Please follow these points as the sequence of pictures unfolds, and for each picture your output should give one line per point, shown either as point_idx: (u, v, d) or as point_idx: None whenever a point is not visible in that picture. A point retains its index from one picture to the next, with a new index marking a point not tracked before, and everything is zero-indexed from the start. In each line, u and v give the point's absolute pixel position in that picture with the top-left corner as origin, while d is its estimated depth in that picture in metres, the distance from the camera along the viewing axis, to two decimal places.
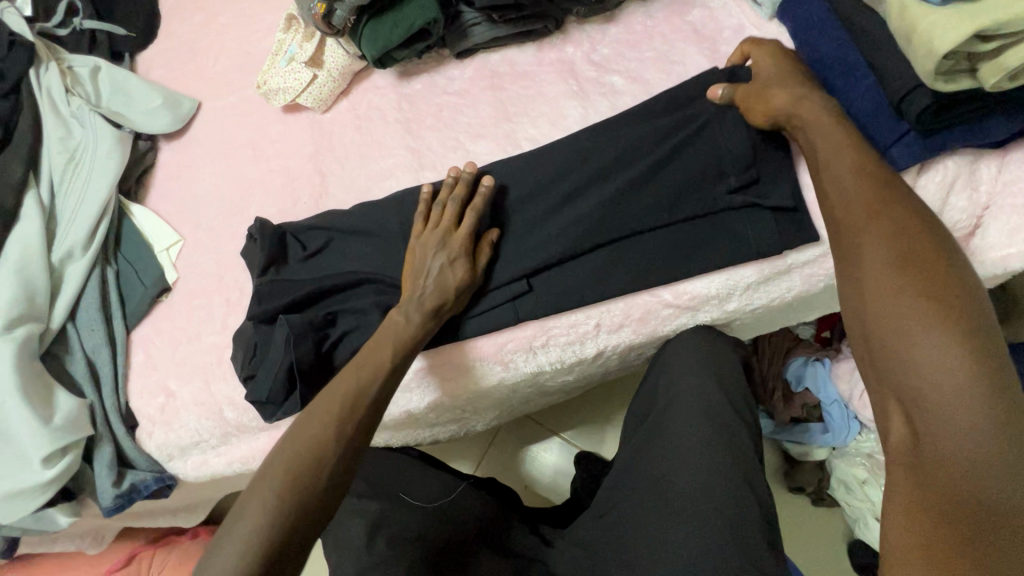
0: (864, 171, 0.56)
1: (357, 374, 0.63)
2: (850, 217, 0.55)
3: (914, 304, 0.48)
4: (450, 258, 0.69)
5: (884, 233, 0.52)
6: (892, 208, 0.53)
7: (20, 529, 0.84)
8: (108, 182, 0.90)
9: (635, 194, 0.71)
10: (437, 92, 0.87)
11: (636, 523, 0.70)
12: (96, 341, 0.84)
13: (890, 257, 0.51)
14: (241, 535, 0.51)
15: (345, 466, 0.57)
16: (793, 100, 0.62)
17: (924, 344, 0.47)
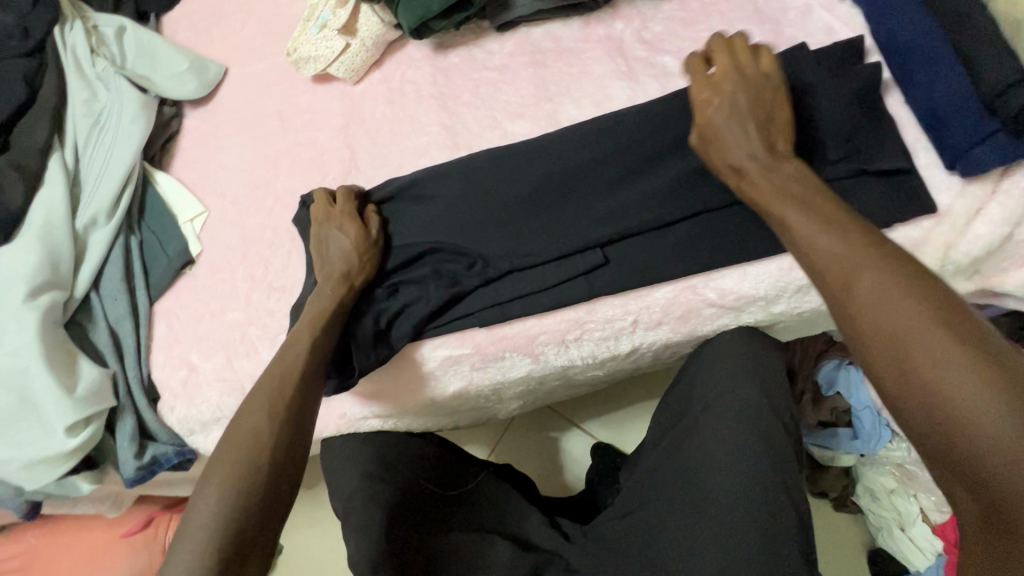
0: (829, 220, 0.49)
1: (286, 356, 0.65)
2: (841, 274, 0.45)
3: (949, 364, 0.38)
4: (341, 228, 0.72)
5: (883, 283, 0.43)
6: (875, 254, 0.45)
7: (44, 493, 0.84)
8: (133, 148, 0.88)
9: (698, 177, 0.67)
10: (475, 67, 0.83)
11: (666, 524, 0.69)
12: (119, 311, 0.82)
13: (902, 312, 0.41)
14: (197, 523, 0.52)
15: (289, 438, 0.60)
16: (734, 161, 0.57)
17: (978, 412, 0.36)
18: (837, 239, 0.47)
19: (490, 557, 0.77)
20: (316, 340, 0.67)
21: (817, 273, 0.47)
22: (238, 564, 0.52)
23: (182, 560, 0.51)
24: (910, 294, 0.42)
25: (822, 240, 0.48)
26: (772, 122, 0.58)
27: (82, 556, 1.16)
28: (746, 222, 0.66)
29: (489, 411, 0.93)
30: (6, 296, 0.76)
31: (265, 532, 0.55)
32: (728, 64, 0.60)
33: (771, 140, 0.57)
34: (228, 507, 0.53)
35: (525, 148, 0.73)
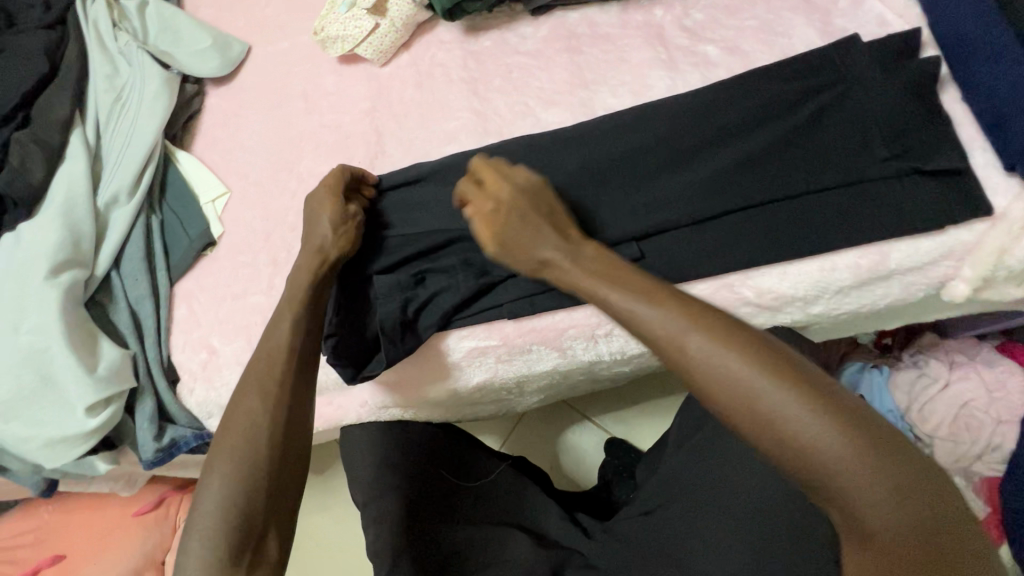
0: (643, 288, 0.50)
1: (271, 339, 0.62)
2: (672, 343, 0.46)
3: (784, 408, 0.41)
4: (318, 203, 0.70)
5: (707, 344, 0.44)
6: (689, 313, 0.46)
7: (61, 472, 0.84)
8: (155, 125, 0.86)
9: (744, 170, 0.65)
10: (508, 51, 0.81)
11: (693, 528, 0.68)
12: (140, 291, 0.81)
13: (731, 369, 0.43)
14: (205, 511, 0.52)
15: (287, 418, 0.57)
16: (537, 258, 0.59)
17: (820, 443, 0.40)
18: (658, 308, 0.48)
19: (510, 552, 0.75)
20: (299, 318, 0.63)
21: (653, 345, 0.48)
22: (254, 546, 0.52)
23: (195, 548, 0.50)
24: (729, 348, 0.44)
25: (647, 313, 0.48)
26: (555, 217, 0.60)
27: (93, 534, 1.16)
28: (790, 219, 0.63)
29: (508, 404, 0.91)
30: (28, 272, 0.75)
31: (277, 513, 0.54)
32: (495, 174, 0.63)
33: (558, 232, 0.59)
34: (234, 492, 0.52)
35: (561, 136, 0.71)
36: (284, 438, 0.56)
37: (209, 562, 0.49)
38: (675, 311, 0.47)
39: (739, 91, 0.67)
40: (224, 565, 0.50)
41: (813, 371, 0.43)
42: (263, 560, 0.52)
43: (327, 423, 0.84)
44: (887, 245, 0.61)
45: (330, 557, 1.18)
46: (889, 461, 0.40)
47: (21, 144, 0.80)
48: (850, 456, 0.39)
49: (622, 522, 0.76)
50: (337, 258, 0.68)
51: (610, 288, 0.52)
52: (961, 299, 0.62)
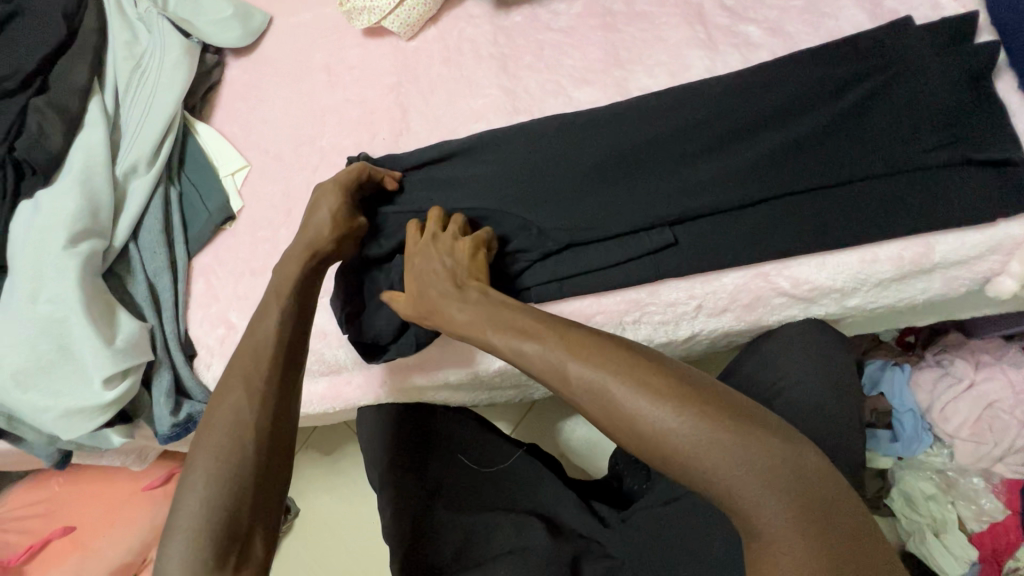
0: (521, 323, 0.51)
1: (257, 330, 0.59)
2: (553, 372, 0.46)
3: (656, 418, 0.42)
4: (324, 196, 0.67)
5: (580, 368, 0.45)
6: (562, 339, 0.47)
7: (76, 443, 0.83)
8: (175, 95, 0.84)
9: (786, 156, 0.63)
10: (539, 28, 0.79)
11: (717, 518, 0.64)
12: (158, 263, 0.80)
13: (609, 387, 0.44)
14: (186, 514, 0.48)
15: (271, 415, 0.54)
16: (427, 302, 0.59)
17: (692, 444, 0.41)
18: (535, 339, 0.48)
19: (525, 539, 0.71)
20: (286, 310, 0.60)
21: (539, 376, 0.48)
22: (238, 550, 0.49)
23: (176, 554, 0.47)
24: (596, 366, 0.45)
25: (526, 345, 0.48)
26: (461, 273, 0.60)
27: (102, 508, 1.15)
28: (833, 208, 0.61)
29: (526, 389, 0.91)
30: (46, 241, 0.74)
31: (263, 514, 0.51)
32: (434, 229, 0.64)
33: (450, 285, 0.58)
34: (218, 494, 0.49)
35: (595, 116, 0.69)
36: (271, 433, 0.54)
37: (190, 569, 0.46)
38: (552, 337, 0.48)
39: (781, 75, 0.65)
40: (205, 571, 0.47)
41: (683, 373, 0.45)
42: (248, 563, 0.49)
43: (344, 404, 0.83)
44: (932, 237, 0.59)
45: (338, 536, 1.18)
46: (759, 448, 0.40)
47: (39, 110, 0.78)
48: (723, 450, 0.40)
49: (640, 512, 0.72)
50: (326, 258, 0.65)
51: (492, 324, 0.52)
52: (1007, 295, 0.60)
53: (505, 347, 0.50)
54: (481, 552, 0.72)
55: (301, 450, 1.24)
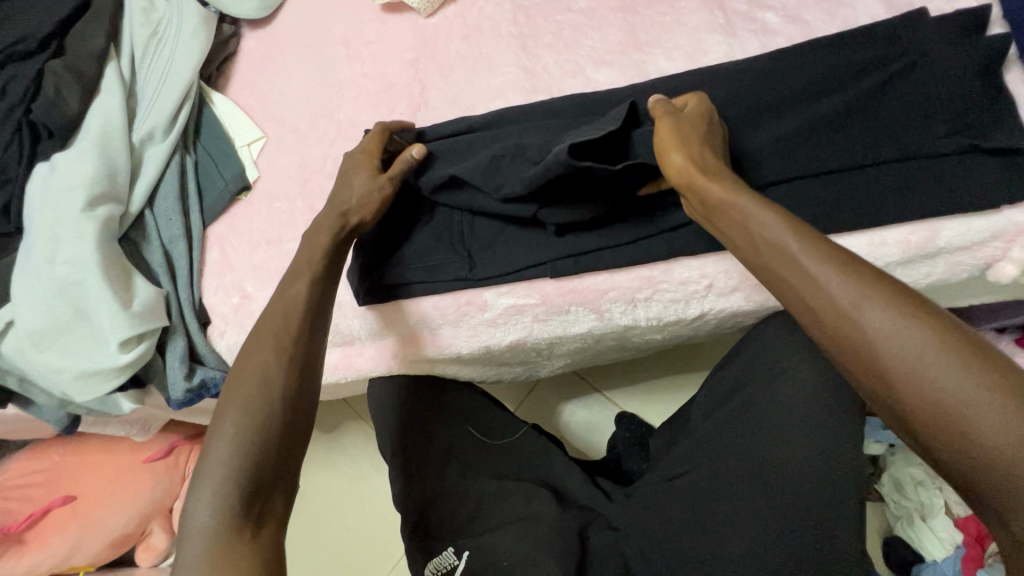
0: (820, 244, 0.47)
1: (288, 290, 0.60)
2: (844, 301, 0.44)
3: (965, 392, 0.38)
4: (352, 165, 0.69)
5: (886, 312, 0.42)
6: (845, 264, 0.45)
7: (86, 408, 0.84)
8: (193, 63, 0.84)
9: (805, 141, 0.64)
10: (559, 8, 0.79)
11: (720, 488, 0.67)
12: (174, 231, 0.81)
13: (889, 323, 0.41)
14: (216, 462, 0.49)
15: (299, 375, 0.55)
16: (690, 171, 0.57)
17: (1015, 438, 0.36)
18: (845, 269, 0.45)
19: (535, 508, 0.72)
20: (317, 274, 0.61)
21: (818, 299, 0.45)
22: (260, 502, 0.49)
23: (203, 500, 0.48)
24: (909, 322, 0.41)
25: (815, 265, 0.46)
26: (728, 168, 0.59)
27: (103, 479, 1.15)
28: (844, 191, 0.63)
29: (533, 366, 0.92)
30: (64, 204, 0.74)
31: (287, 468, 0.52)
32: (706, 106, 0.63)
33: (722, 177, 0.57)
34: (248, 445, 0.50)
35: (614, 96, 0.71)
36: (295, 392, 0.54)
37: (215, 515, 0.47)
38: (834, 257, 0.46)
39: (799, 62, 0.66)
40: (231, 519, 0.47)
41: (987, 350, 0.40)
42: (269, 515, 0.49)
43: (356, 375, 0.84)
44: (937, 222, 0.62)
45: (337, 511, 1.19)
46: None
47: (56, 74, 0.78)
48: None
49: (645, 486, 0.75)
50: (358, 224, 0.66)
51: (780, 231, 0.49)
52: (1007, 281, 0.62)
53: (786, 254, 0.48)
54: (493, 518, 0.72)
55: None
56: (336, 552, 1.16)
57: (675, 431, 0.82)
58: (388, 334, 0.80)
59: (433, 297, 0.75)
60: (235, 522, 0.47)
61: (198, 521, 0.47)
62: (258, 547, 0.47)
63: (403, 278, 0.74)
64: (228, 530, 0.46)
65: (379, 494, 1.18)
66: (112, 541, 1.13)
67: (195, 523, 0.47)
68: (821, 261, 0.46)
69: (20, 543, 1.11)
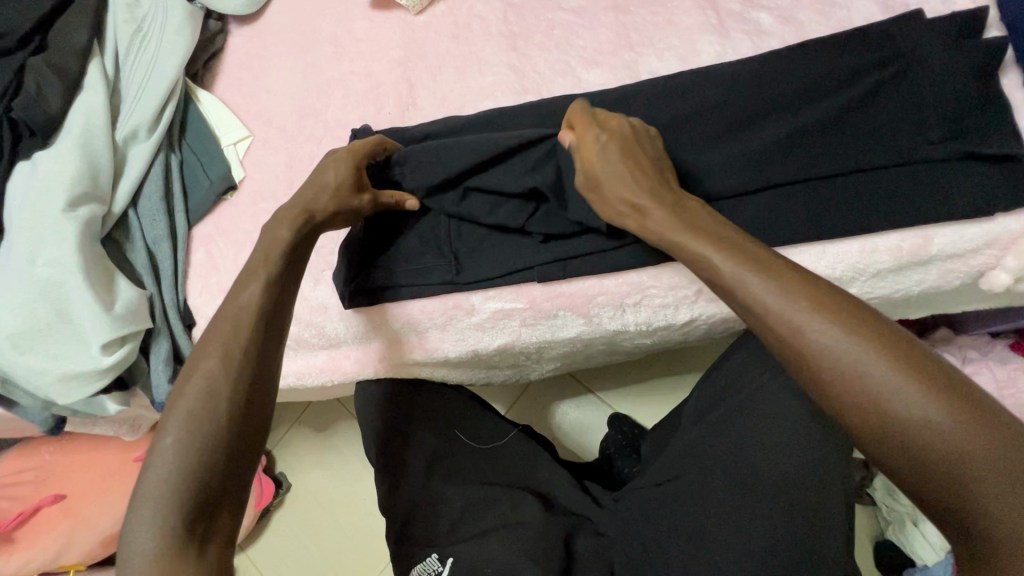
0: (752, 256, 0.48)
1: (239, 293, 0.58)
2: (783, 324, 0.44)
3: (901, 398, 0.39)
4: (329, 162, 0.67)
5: (824, 330, 0.42)
6: (778, 275, 0.46)
7: (71, 410, 0.83)
8: (178, 60, 0.83)
9: (797, 145, 0.63)
10: (550, 7, 0.78)
11: (706, 496, 0.66)
12: (158, 232, 0.79)
13: (824, 334, 0.42)
14: (156, 479, 0.48)
15: (250, 386, 0.54)
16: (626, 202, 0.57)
17: (942, 440, 0.38)
18: (780, 285, 0.45)
19: (521, 514, 0.72)
20: (274, 276, 0.59)
21: (761, 322, 0.45)
22: (205, 521, 0.49)
23: (144, 518, 0.47)
24: (842, 330, 0.42)
25: (751, 280, 0.46)
26: (648, 167, 0.58)
27: (93, 477, 1.14)
28: (835, 197, 0.62)
29: (523, 369, 0.91)
30: (44, 204, 0.73)
31: (234, 483, 0.51)
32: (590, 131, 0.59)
33: (655, 188, 0.56)
34: (190, 461, 0.49)
35: (604, 98, 0.69)
36: (246, 403, 0.53)
37: (157, 535, 0.47)
38: (763, 266, 0.46)
39: (791, 64, 0.65)
40: (174, 539, 0.47)
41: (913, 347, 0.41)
42: (216, 533, 0.49)
43: (343, 378, 0.83)
44: (931, 229, 0.61)
45: (328, 511, 1.18)
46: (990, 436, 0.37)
47: (37, 70, 0.77)
48: (983, 462, 0.37)
49: (633, 491, 0.74)
50: (323, 221, 0.64)
51: (719, 253, 0.49)
52: (1000, 289, 0.61)
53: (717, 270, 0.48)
54: (477, 525, 0.72)
55: (294, 425, 1.25)
56: (326, 551, 1.16)
57: (664, 435, 0.81)
58: (376, 337, 0.79)
59: (419, 300, 0.74)
60: (176, 543, 0.47)
61: (139, 540, 0.47)
62: (203, 565, 0.47)
63: (388, 280, 0.73)
64: (173, 549, 0.46)
65: (369, 493, 1.17)
66: (100, 540, 1.11)
67: (136, 542, 0.47)
68: (755, 274, 0.46)
69: (8, 541, 1.09)
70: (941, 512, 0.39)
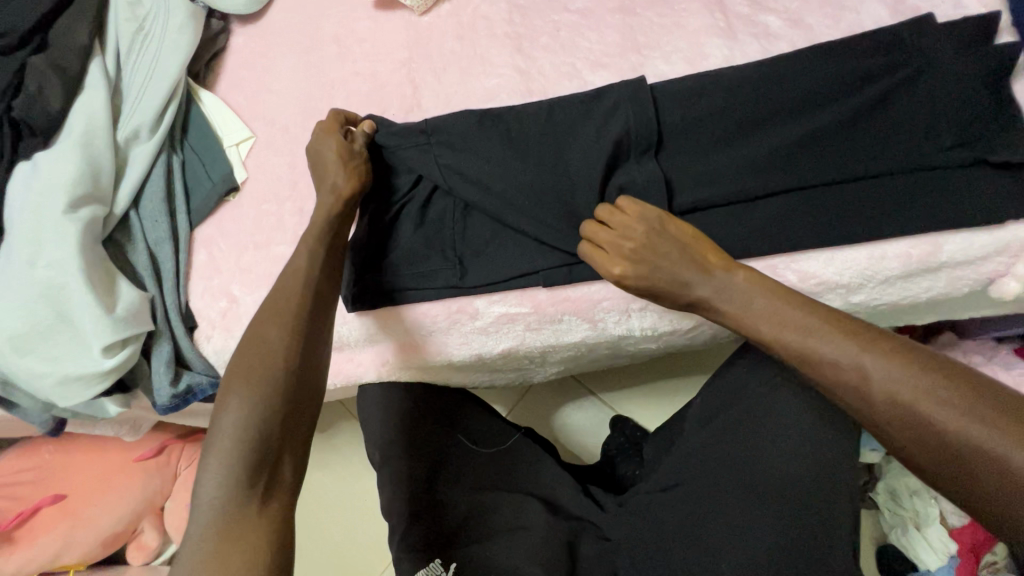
0: (797, 318, 0.54)
1: (291, 263, 0.61)
2: (815, 354, 0.52)
3: (925, 404, 0.46)
4: (323, 142, 0.68)
5: (870, 363, 0.49)
6: (809, 314, 0.54)
7: (71, 412, 0.83)
8: (180, 60, 0.82)
9: (805, 150, 0.62)
10: (556, 8, 0.77)
11: (712, 502, 0.65)
12: (159, 233, 0.79)
13: (850, 357, 0.50)
14: (222, 431, 0.51)
15: (302, 348, 0.56)
16: (684, 303, 0.61)
17: (978, 439, 0.44)
18: (807, 328, 0.53)
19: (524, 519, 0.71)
20: (317, 248, 0.62)
21: (799, 355, 0.53)
22: (268, 473, 0.50)
23: (212, 467, 0.50)
24: (866, 352, 0.50)
25: (780, 322, 0.54)
26: (682, 258, 0.59)
27: (91, 477, 1.12)
28: (843, 203, 0.62)
29: (524, 372, 0.90)
30: (45, 205, 0.72)
31: (291, 446, 0.53)
32: (605, 235, 0.62)
33: (702, 261, 0.59)
34: (251, 421, 0.51)
35: (617, 88, 0.67)
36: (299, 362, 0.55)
37: (227, 484, 0.49)
38: (790, 306, 0.55)
39: (804, 67, 0.64)
40: (240, 489, 0.49)
41: (940, 364, 0.48)
42: (277, 487, 0.51)
43: (345, 380, 0.83)
44: (941, 236, 0.60)
45: (329, 512, 1.18)
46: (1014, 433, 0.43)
47: (39, 70, 0.76)
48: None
49: (638, 495, 0.73)
50: (352, 196, 0.66)
51: (754, 302, 0.56)
52: (1009, 297, 0.61)
53: (755, 310, 0.56)
54: (481, 530, 0.71)
55: None
56: (326, 552, 1.15)
57: (668, 439, 0.81)
58: (380, 338, 0.78)
59: (424, 303, 0.73)
60: (240, 493, 0.49)
61: (207, 487, 0.49)
62: (265, 517, 0.49)
63: (394, 282, 0.72)
64: (238, 499, 0.48)
65: (371, 494, 1.17)
66: (102, 539, 1.11)
67: (205, 490, 0.49)
68: (785, 313, 0.54)
69: (8, 541, 1.08)
70: (992, 506, 0.43)
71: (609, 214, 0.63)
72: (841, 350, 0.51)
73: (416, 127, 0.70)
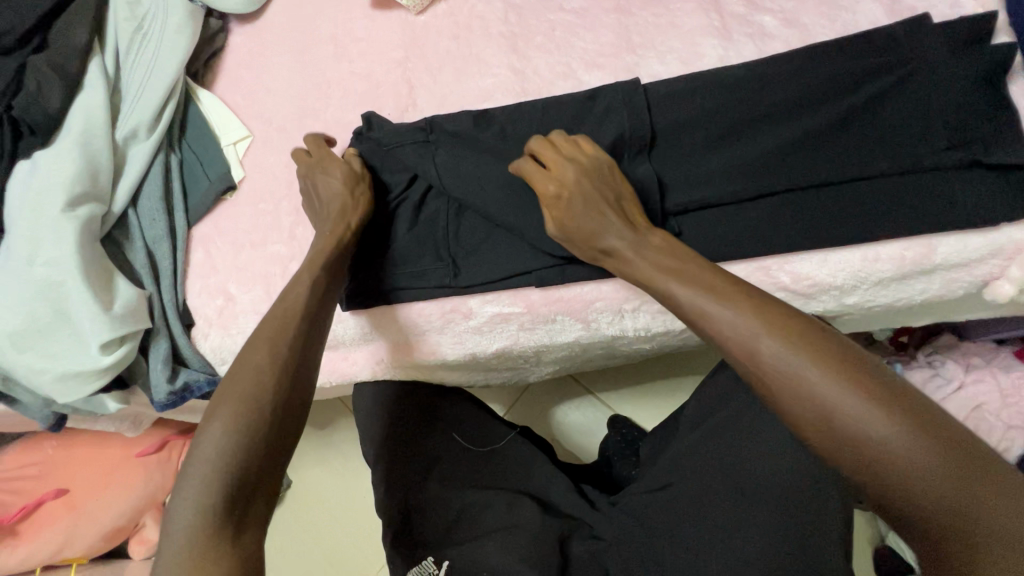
0: (710, 286, 0.52)
1: (288, 293, 0.62)
2: (726, 333, 0.49)
3: (837, 401, 0.42)
4: (328, 168, 0.70)
5: (783, 347, 0.46)
6: (724, 293, 0.50)
7: (71, 408, 0.83)
8: (178, 60, 0.82)
9: (798, 151, 0.62)
10: (551, 7, 0.77)
11: (703, 502, 0.65)
12: (157, 231, 0.80)
13: (761, 340, 0.47)
14: (202, 458, 0.50)
15: (292, 382, 0.56)
16: (597, 249, 0.60)
17: (887, 443, 0.40)
18: (718, 301, 0.50)
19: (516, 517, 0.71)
20: (318, 280, 0.63)
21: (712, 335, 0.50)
22: (242, 506, 0.49)
23: (189, 494, 0.49)
24: (782, 339, 0.46)
25: (695, 297, 0.52)
26: (608, 202, 0.60)
27: (93, 472, 1.14)
28: (837, 204, 0.61)
29: (520, 372, 0.90)
30: (44, 203, 0.73)
31: (269, 479, 0.52)
32: (553, 155, 0.62)
33: (628, 216, 0.60)
34: (233, 450, 0.50)
35: (611, 89, 0.67)
36: (289, 395, 0.55)
37: (202, 514, 0.48)
38: (709, 277, 0.53)
39: (797, 68, 0.64)
40: (215, 520, 0.48)
41: (860, 360, 0.45)
42: (251, 520, 0.50)
43: (340, 378, 0.83)
44: (935, 238, 0.60)
45: (328, 508, 1.19)
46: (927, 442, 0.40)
47: (38, 69, 0.77)
48: (950, 476, 0.38)
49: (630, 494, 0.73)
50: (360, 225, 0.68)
51: (673, 276, 0.54)
52: (1005, 299, 0.61)
53: (672, 278, 0.54)
54: (473, 528, 0.71)
55: None
56: (325, 548, 1.16)
57: (663, 440, 0.81)
58: (376, 337, 0.78)
59: (419, 302, 0.73)
60: (215, 525, 0.48)
61: (182, 516, 0.48)
62: (240, 550, 0.48)
63: (389, 281, 0.73)
64: (213, 531, 0.47)
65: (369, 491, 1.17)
66: (104, 534, 1.12)
67: (178, 519, 0.48)
68: (699, 283, 0.53)
69: (13, 534, 1.10)
70: (894, 511, 0.41)
71: (571, 142, 0.63)
72: (756, 329, 0.47)
73: (418, 128, 0.71)
